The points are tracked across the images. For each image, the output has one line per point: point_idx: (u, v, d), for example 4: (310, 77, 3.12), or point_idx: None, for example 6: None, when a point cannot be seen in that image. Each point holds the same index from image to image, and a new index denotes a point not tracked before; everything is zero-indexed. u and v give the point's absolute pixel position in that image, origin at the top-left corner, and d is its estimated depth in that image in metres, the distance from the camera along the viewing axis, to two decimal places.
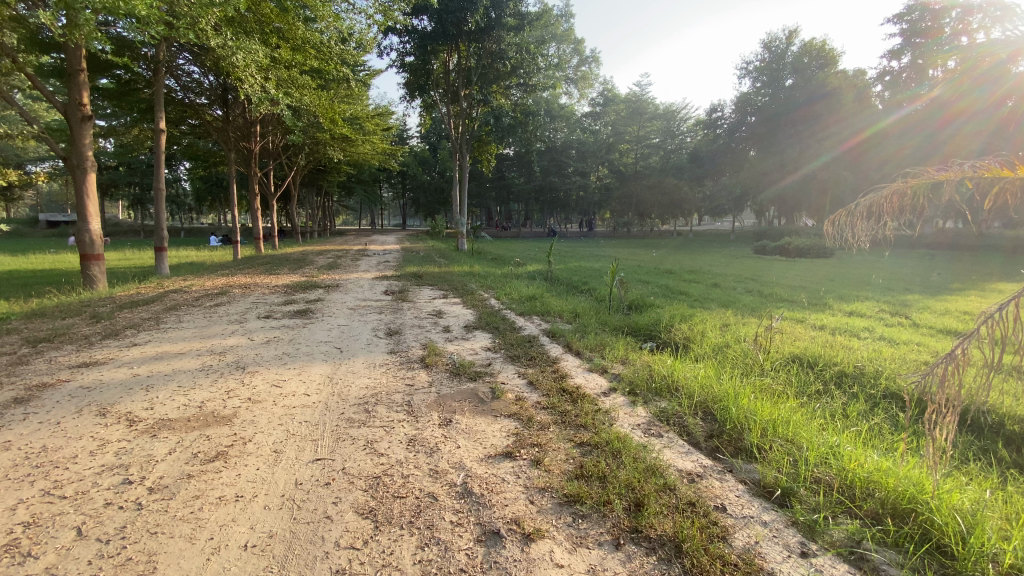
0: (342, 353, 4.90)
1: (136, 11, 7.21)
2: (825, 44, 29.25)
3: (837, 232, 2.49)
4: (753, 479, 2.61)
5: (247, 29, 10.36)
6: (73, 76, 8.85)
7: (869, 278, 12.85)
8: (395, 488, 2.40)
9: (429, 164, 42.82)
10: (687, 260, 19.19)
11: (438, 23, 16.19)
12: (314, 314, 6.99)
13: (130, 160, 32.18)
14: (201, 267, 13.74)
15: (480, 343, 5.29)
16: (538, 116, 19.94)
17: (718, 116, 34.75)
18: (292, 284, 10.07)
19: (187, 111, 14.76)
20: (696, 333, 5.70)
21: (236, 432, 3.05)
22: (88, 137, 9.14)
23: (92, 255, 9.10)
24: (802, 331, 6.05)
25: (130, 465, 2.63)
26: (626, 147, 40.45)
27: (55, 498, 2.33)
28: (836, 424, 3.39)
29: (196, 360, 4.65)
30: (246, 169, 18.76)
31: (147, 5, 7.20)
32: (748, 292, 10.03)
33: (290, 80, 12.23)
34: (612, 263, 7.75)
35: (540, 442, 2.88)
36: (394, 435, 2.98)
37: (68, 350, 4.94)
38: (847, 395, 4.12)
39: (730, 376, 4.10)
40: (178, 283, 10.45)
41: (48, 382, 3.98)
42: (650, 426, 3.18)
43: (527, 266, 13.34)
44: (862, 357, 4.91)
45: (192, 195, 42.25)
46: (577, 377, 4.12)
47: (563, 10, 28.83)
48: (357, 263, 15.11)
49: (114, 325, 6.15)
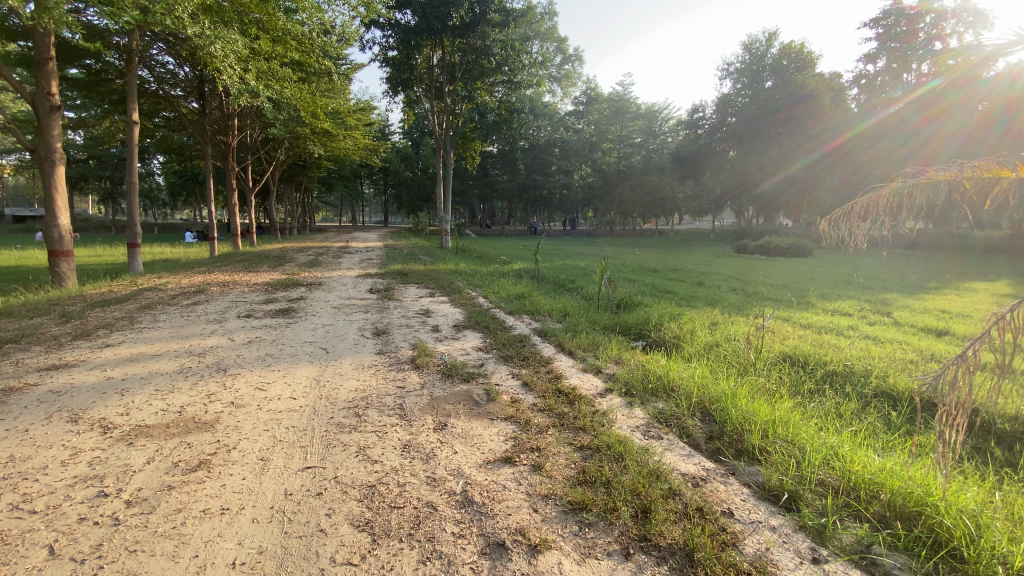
0: (328, 354, 4.73)
1: None
2: (803, 46, 29.95)
3: (833, 232, 2.44)
4: (757, 482, 2.56)
5: (225, 19, 9.91)
6: (42, 64, 8.43)
7: (850, 277, 12.95)
8: (392, 497, 2.29)
9: (411, 160, 42.43)
10: (671, 259, 19.31)
11: (421, 18, 15.96)
12: (297, 313, 6.80)
13: (102, 153, 31.28)
14: (177, 264, 13.29)
15: (471, 342, 5.19)
16: (523, 112, 19.20)
17: (699, 117, 35.15)
18: (273, 282, 9.81)
19: (162, 103, 14.29)
20: (686, 332, 5.67)
21: (219, 438, 2.90)
22: (57, 129, 8.72)
23: (62, 251, 8.71)
24: (790, 330, 6.04)
25: (105, 475, 2.47)
26: (608, 146, 40.27)
27: (24, 513, 2.16)
28: (833, 424, 3.39)
29: (175, 361, 4.46)
30: (223, 163, 18.19)
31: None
32: (734, 291, 10.08)
33: (270, 72, 11.90)
34: (601, 261, 7.65)
35: (539, 446, 2.79)
36: (387, 441, 2.86)
37: (35, 352, 4.66)
38: (840, 395, 4.11)
39: (725, 376, 4.07)
40: (153, 280, 10.09)
41: (16, 385, 3.75)
42: (649, 427, 3.13)
43: (513, 265, 13.24)
44: (851, 356, 4.91)
45: (166, 190, 41.08)
46: (572, 377, 4.04)
47: (547, 8, 28.80)
48: (339, 261, 14.81)
49: (85, 324, 5.87)
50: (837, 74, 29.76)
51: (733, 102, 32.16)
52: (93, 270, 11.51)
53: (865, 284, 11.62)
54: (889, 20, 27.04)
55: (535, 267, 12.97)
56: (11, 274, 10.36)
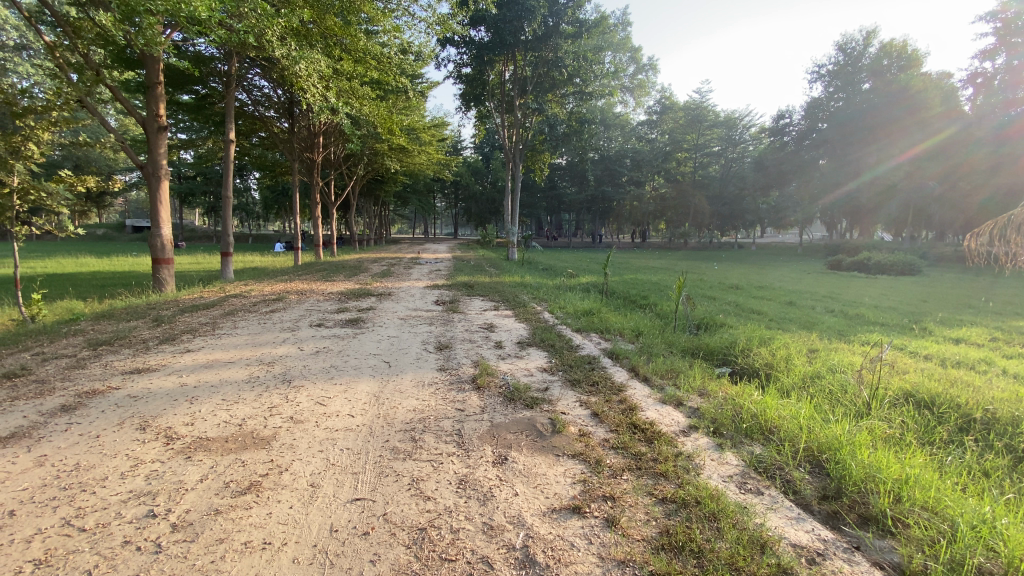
0: (390, 368, 4.60)
1: (196, 14, 6.99)
2: (907, 44, 27.30)
3: (983, 249, 2.72)
4: (892, 563, 2.04)
5: (311, 41, 10.43)
6: (152, 88, 9.20)
7: (975, 301, 11.25)
8: (444, 546, 2.01)
9: (481, 174, 43.24)
10: (751, 275, 17.96)
11: (495, 33, 16.15)
12: (365, 324, 6.80)
13: (207, 170, 34.38)
14: (263, 273, 14.10)
15: (536, 361, 4.90)
16: (594, 123, 18.77)
17: (786, 124, 33.46)
18: (346, 291, 10.13)
19: (257, 124, 15.41)
20: (779, 359, 5.04)
21: (273, 458, 2.78)
22: (163, 147, 9.46)
23: (163, 259, 9.44)
24: (912, 363, 5.15)
25: (158, 493, 2.39)
26: (684, 156, 38.03)
27: (74, 530, 2.10)
28: (983, 488, 2.70)
29: (244, 369, 4.51)
30: (309, 178, 19.30)
31: (208, 6, 6.98)
32: (830, 312, 9.10)
33: (351, 91, 12.33)
34: (679, 277, 7.11)
35: (613, 495, 2.41)
36: (443, 473, 2.60)
37: (124, 356, 4.91)
38: (984, 448, 3.33)
39: (836, 419, 3.44)
40: (240, 287, 10.69)
41: (99, 389, 3.91)
42: (746, 479, 2.64)
43: (581, 279, 12.82)
44: (996, 397, 4.04)
45: (259, 203, 44.54)
46: (650, 410, 3.59)
47: (621, 18, 28.14)
48: (410, 271, 15.14)
49: (171, 329, 6.18)
50: (947, 73, 26.76)
51: (825, 107, 30.14)
52: (190, 277, 12.47)
53: (993, 308, 10.06)
54: (1007, 13, 23.40)
55: (604, 281, 12.53)
56: (121, 279, 11.43)
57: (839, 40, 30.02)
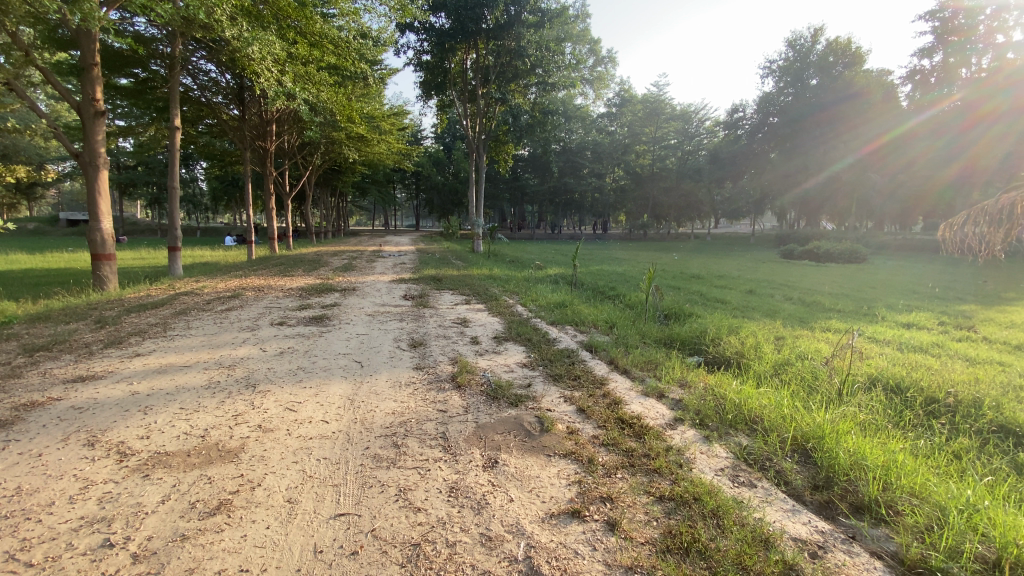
0: (363, 368, 4.38)
1: None
2: (851, 42, 28.61)
3: (957, 238, 2.70)
4: (890, 553, 2.05)
5: (264, 23, 9.86)
6: (87, 70, 8.43)
7: (917, 286, 11.96)
8: (441, 562, 1.88)
9: (443, 165, 42.51)
10: (710, 265, 18.45)
11: (456, 20, 15.83)
12: (331, 321, 6.50)
13: (150, 159, 32.33)
14: (215, 268, 13.37)
15: (514, 357, 4.79)
16: (557, 114, 18.70)
17: (739, 117, 34.32)
18: (307, 287, 9.69)
19: (204, 109, 14.52)
20: (749, 346, 5.14)
21: (243, 472, 2.56)
22: (101, 135, 8.71)
23: (104, 255, 8.73)
24: (874, 349, 5.34)
25: (114, 518, 2.14)
26: (643, 148, 38.75)
27: (18, 566, 1.85)
28: (958, 471, 2.76)
29: (203, 374, 4.18)
30: (262, 168, 18.39)
31: None
32: (790, 300, 9.43)
33: (307, 76, 11.71)
34: (648, 268, 7.15)
35: (610, 495, 2.34)
36: (431, 481, 2.46)
37: (65, 362, 4.48)
38: (952, 432, 3.43)
39: (812, 407, 3.50)
40: (191, 284, 10.05)
41: (38, 401, 3.53)
42: (738, 472, 2.64)
43: (548, 270, 12.76)
44: (954, 379, 4.20)
45: (209, 195, 42.31)
46: (634, 404, 3.56)
47: (581, 8, 28.09)
48: (374, 265, 14.72)
49: (118, 332, 5.70)
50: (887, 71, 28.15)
51: (776, 102, 31.08)
52: (135, 274, 11.71)
53: (934, 294, 10.72)
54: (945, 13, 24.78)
55: (571, 273, 12.55)
56: (56, 276, 10.59)
57: (788, 37, 31.10)
